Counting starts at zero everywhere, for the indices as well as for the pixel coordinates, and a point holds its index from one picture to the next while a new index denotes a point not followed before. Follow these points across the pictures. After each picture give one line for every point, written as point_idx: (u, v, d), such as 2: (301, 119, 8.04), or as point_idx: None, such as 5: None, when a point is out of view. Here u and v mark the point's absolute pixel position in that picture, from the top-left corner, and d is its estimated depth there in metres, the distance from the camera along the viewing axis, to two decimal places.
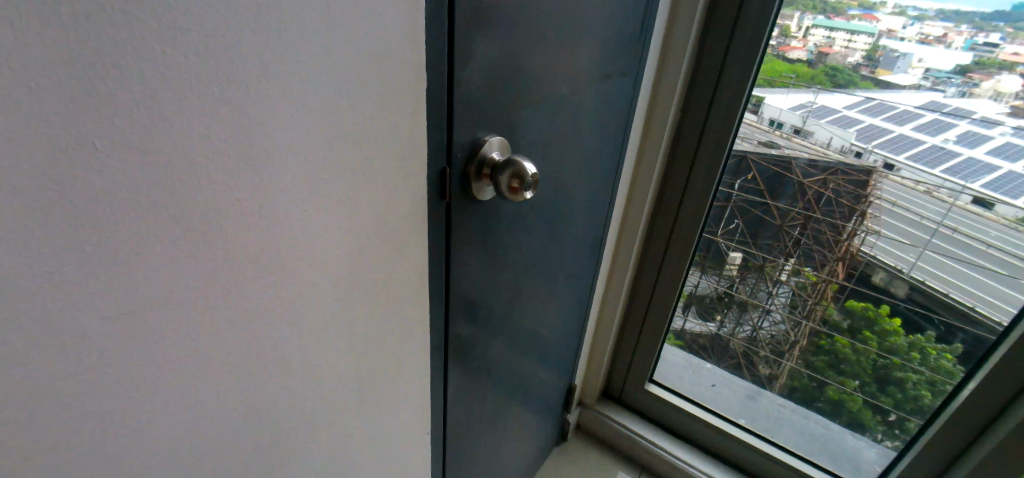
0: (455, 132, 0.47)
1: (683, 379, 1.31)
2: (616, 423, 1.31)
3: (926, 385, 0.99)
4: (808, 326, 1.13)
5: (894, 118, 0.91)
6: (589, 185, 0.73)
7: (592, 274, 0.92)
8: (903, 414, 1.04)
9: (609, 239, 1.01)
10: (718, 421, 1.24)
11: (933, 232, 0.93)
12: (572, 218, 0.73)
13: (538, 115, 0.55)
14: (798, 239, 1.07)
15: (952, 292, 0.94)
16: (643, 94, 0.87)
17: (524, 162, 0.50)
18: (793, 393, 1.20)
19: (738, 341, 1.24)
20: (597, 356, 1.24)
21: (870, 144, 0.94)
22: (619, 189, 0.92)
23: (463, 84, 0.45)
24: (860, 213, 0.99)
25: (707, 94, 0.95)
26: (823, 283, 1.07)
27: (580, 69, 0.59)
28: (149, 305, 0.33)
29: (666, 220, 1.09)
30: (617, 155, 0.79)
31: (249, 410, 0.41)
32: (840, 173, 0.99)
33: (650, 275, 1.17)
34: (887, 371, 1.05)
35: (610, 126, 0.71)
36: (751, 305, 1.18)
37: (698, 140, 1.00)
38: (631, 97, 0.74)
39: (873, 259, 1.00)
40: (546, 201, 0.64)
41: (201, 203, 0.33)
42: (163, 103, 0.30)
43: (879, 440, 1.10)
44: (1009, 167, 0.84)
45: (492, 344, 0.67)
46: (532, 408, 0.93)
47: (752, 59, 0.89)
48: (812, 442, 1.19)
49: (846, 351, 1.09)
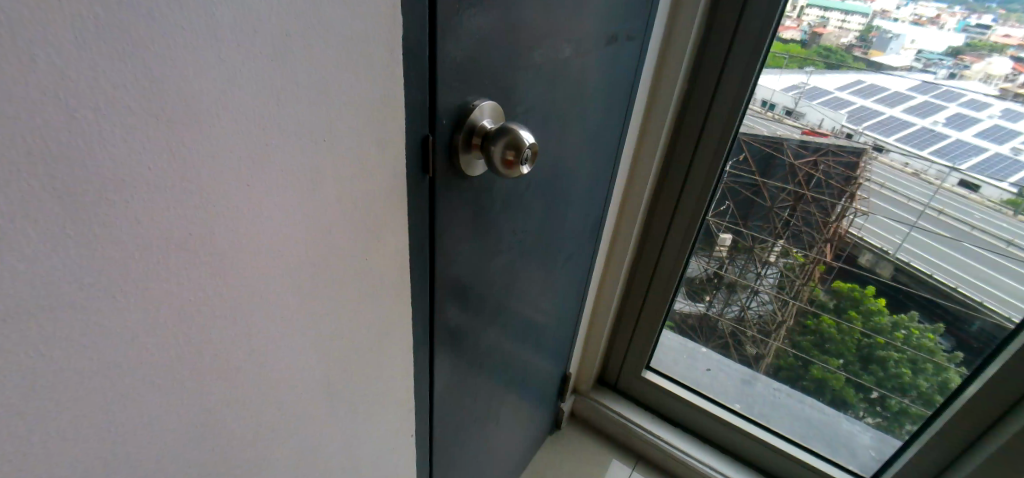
0: (438, 109, 0.41)
1: (677, 363, 1.29)
2: (613, 411, 1.29)
3: (907, 364, 1.00)
4: (795, 306, 1.09)
5: (885, 100, 0.86)
6: (591, 160, 0.68)
7: (591, 257, 0.87)
8: (885, 392, 1.05)
9: (608, 222, 0.96)
10: (713, 407, 1.23)
11: (919, 214, 0.90)
12: (573, 196, 0.69)
13: (536, 82, 0.50)
14: (787, 219, 1.03)
15: (936, 273, 0.91)
16: (649, 68, 0.80)
17: (523, 132, 0.45)
18: (779, 371, 1.18)
19: (726, 321, 1.20)
20: (595, 341, 1.19)
21: (860, 126, 0.90)
22: (620, 170, 0.87)
23: (451, 53, 0.39)
24: (850, 195, 0.95)
25: (715, 68, 0.89)
26: (811, 264, 1.03)
27: (583, 31, 0.53)
28: (81, 314, 0.26)
29: (667, 203, 1.05)
30: (620, 129, 0.73)
31: (218, 429, 0.35)
32: (830, 154, 0.94)
33: (650, 257, 1.12)
34: (870, 350, 1.03)
35: (615, 96, 0.66)
36: (740, 286, 1.14)
37: (704, 118, 0.94)
38: (636, 67, 0.68)
39: (861, 241, 0.97)
40: (545, 177, 0.59)
41: (148, 196, 0.27)
42: (96, 72, 0.24)
43: (862, 417, 1.11)
44: (996, 149, 0.81)
45: (485, 332, 0.63)
46: (527, 395, 0.90)
47: (766, 33, 0.83)
48: (807, 426, 1.18)
49: (832, 331, 1.06)
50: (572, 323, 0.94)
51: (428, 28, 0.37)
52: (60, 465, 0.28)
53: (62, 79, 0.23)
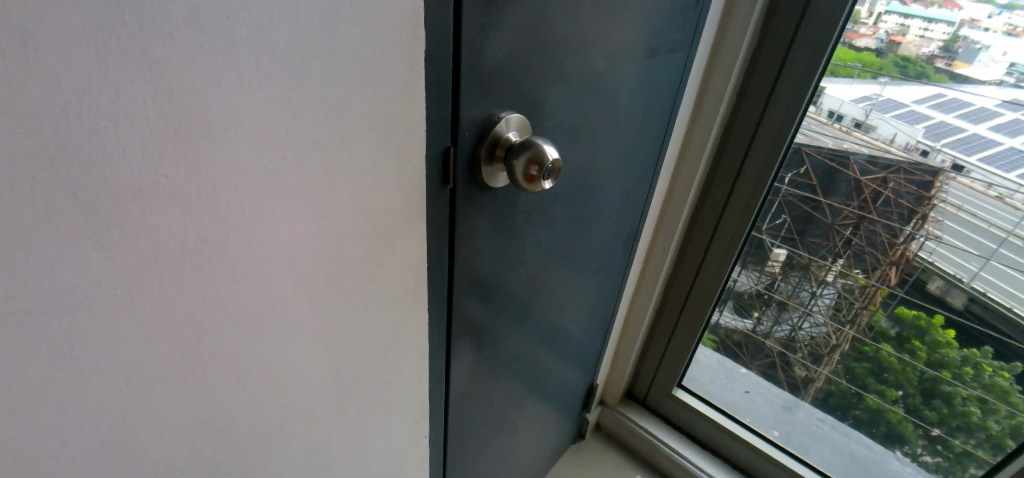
0: (461, 116, 0.40)
1: (714, 383, 1.25)
2: (640, 429, 1.26)
3: (976, 402, 0.92)
4: (851, 332, 1.03)
5: (969, 116, 0.80)
6: (625, 172, 0.67)
7: (623, 269, 0.86)
8: (946, 431, 0.98)
9: (646, 231, 0.94)
10: (747, 434, 1.18)
11: (1001, 242, 0.83)
12: (605, 207, 0.67)
13: (566, 94, 0.49)
14: (849, 238, 0.97)
15: (1016, 307, 0.84)
16: (695, 78, 0.78)
17: (546, 146, 0.44)
18: (828, 397, 1.12)
19: (774, 341, 1.15)
20: (626, 351, 1.17)
21: (938, 143, 0.83)
22: (659, 181, 0.84)
23: (471, 62, 0.39)
24: (921, 216, 0.89)
25: (769, 78, 0.85)
26: (873, 288, 0.97)
27: (619, 41, 0.52)
28: (92, 311, 0.28)
29: (711, 217, 1.01)
30: (660, 141, 0.71)
31: (223, 426, 0.37)
32: (903, 172, 0.88)
33: (689, 269, 1.09)
34: (934, 384, 0.96)
35: (654, 107, 0.64)
36: (793, 306, 1.08)
37: (754, 130, 0.90)
38: (679, 80, 0.67)
39: (931, 266, 0.90)
40: (573, 189, 0.59)
41: (160, 203, 0.28)
42: (109, 77, 0.25)
43: (918, 454, 1.04)
44: None
45: (507, 338, 0.63)
46: (549, 405, 0.89)
47: (824, 46, 0.79)
48: (851, 460, 1.12)
49: (891, 360, 1.00)
50: (600, 335, 0.93)
51: (451, 34, 0.37)
52: (65, 447, 0.29)
53: (79, 82, 0.24)
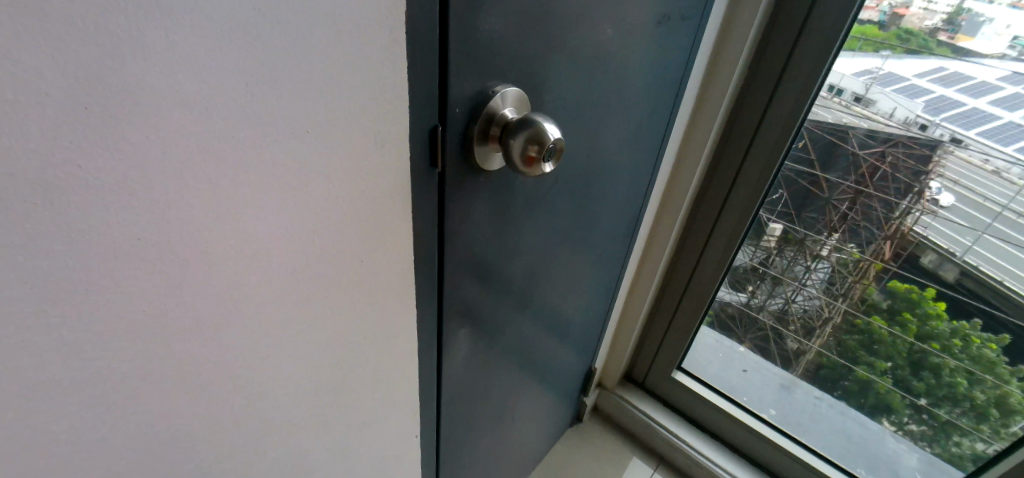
0: (448, 94, 0.36)
1: (712, 363, 1.24)
2: (638, 410, 1.25)
3: (962, 373, 0.93)
4: (844, 306, 1.02)
5: (970, 90, 0.77)
6: (631, 152, 0.64)
7: (625, 251, 0.83)
8: (933, 400, 0.99)
9: (647, 215, 0.90)
10: (749, 418, 1.17)
11: (995, 216, 0.81)
12: (609, 189, 0.64)
13: (570, 69, 0.45)
14: (846, 213, 0.94)
15: (1007, 280, 0.84)
16: (704, 54, 0.72)
17: (547, 126, 0.40)
18: (820, 369, 1.11)
19: (767, 314, 1.12)
20: (624, 334, 1.15)
21: (938, 117, 0.80)
22: (664, 161, 0.80)
23: (460, 31, 0.35)
24: (917, 191, 0.86)
25: (781, 53, 0.80)
26: (867, 262, 0.96)
27: (628, 12, 0.48)
28: (39, 313, 0.25)
29: (716, 200, 0.98)
30: (667, 119, 0.68)
31: (196, 428, 0.34)
32: (902, 146, 0.85)
33: (691, 253, 1.06)
34: (924, 356, 0.96)
35: (663, 83, 0.61)
36: (786, 280, 1.06)
37: (766, 109, 0.85)
38: (690, 51, 0.62)
39: (925, 241, 0.89)
40: (576, 171, 0.56)
41: (109, 193, 0.26)
42: (35, 49, 0.22)
43: (903, 422, 1.05)
44: None
45: (504, 324, 0.61)
46: (547, 389, 0.87)
47: (844, 20, 0.74)
48: (848, 443, 1.12)
49: (882, 333, 0.99)
50: (600, 318, 0.91)
51: (439, 1, 0.33)
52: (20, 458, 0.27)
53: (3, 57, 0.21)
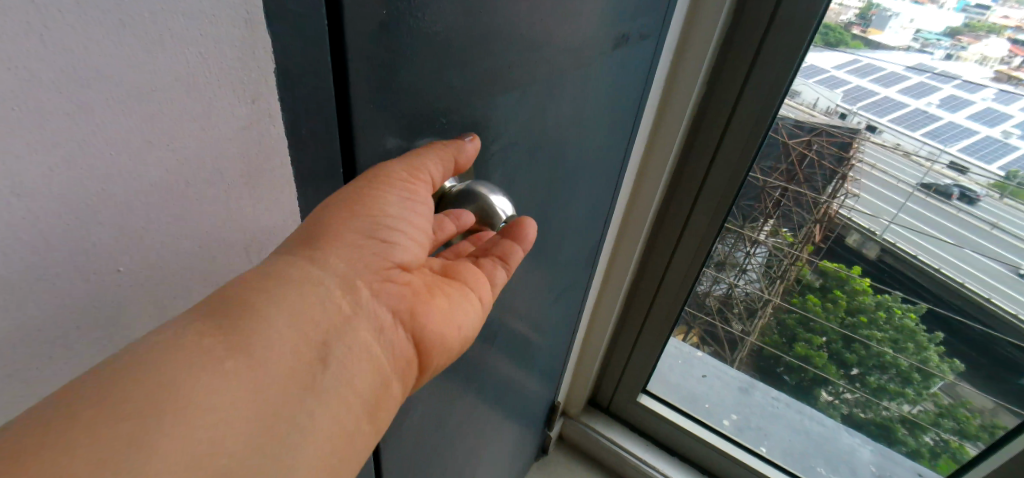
0: (358, 160, 0.30)
1: (674, 370, 1.24)
2: (603, 437, 1.22)
3: (887, 342, 1.00)
4: (782, 285, 1.04)
5: (881, 80, 0.79)
6: (593, 175, 0.60)
7: (589, 275, 0.79)
8: (865, 370, 1.05)
9: (607, 244, 0.87)
10: (709, 436, 1.16)
11: (908, 196, 0.86)
12: (571, 215, 0.60)
13: (522, 102, 0.41)
14: (779, 199, 0.94)
15: (920, 255, 0.89)
16: (659, 77, 0.68)
17: (499, 208, 0.37)
18: (762, 348, 1.14)
19: (712, 298, 1.07)
20: (588, 358, 1.11)
21: (855, 106, 0.83)
22: (623, 185, 0.76)
23: (369, 82, 0.28)
24: (842, 175, 0.90)
25: (738, 76, 0.75)
26: (799, 245, 0.99)
27: (585, 33, 0.44)
28: None
29: (676, 221, 0.93)
30: (628, 138, 0.65)
31: None
32: (825, 135, 0.86)
33: (652, 281, 1.02)
34: (855, 330, 1.02)
35: (624, 102, 0.57)
36: (729, 264, 1.02)
37: (724, 130, 0.80)
38: (648, 69, 0.59)
39: (849, 222, 0.92)
40: (537, 206, 0.51)
41: None
42: None
43: (840, 391, 1.11)
44: (987, 132, 0.77)
45: (466, 374, 0.56)
46: (516, 421, 0.83)
47: (801, 44, 0.70)
48: (807, 440, 1.20)
49: (816, 308, 1.03)
50: (566, 343, 0.87)
51: (326, 44, 0.25)
52: None
53: None
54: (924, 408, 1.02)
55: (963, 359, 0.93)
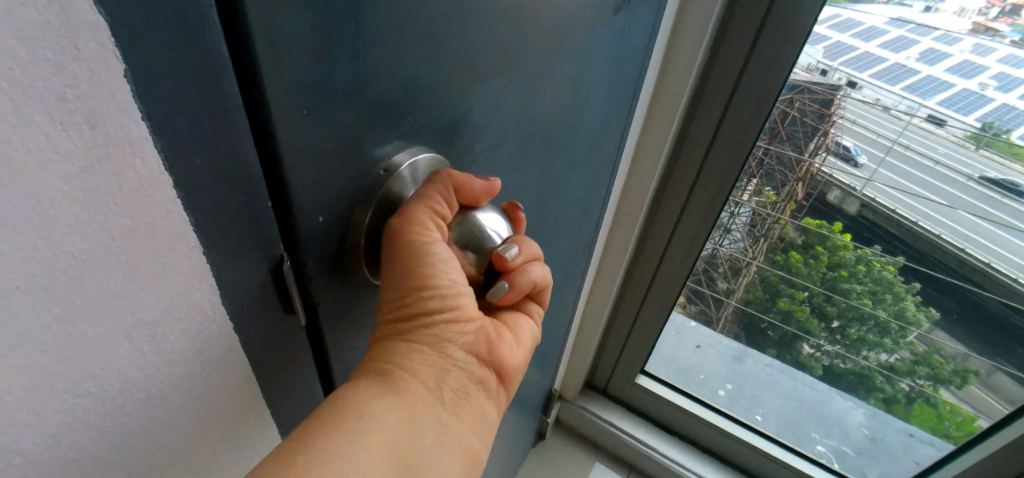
0: (292, 179, 0.24)
1: (669, 345, 1.22)
2: (601, 420, 1.22)
3: (868, 295, 0.97)
4: (766, 243, 1.01)
5: (862, 34, 0.77)
6: (591, 155, 0.57)
7: (585, 260, 0.76)
8: (846, 321, 1.02)
9: (602, 229, 0.81)
10: (706, 413, 1.17)
11: (887, 150, 0.84)
12: (568, 199, 0.57)
13: (512, 86, 0.37)
14: (762, 158, 0.86)
15: (900, 209, 0.87)
16: (660, 45, 0.63)
17: (489, 231, 0.35)
18: (748, 304, 1.11)
19: (700, 262, 1.02)
20: (583, 342, 1.09)
21: (835, 61, 0.79)
22: (621, 166, 0.72)
23: (312, 69, 0.23)
24: (823, 132, 0.86)
25: (745, 43, 0.71)
26: (783, 202, 0.94)
27: (583, 4, 0.40)
28: None
29: (675, 201, 0.89)
30: (626, 114, 0.61)
31: None
32: (807, 92, 0.80)
33: (650, 260, 0.99)
34: (836, 282, 0.98)
35: (622, 76, 0.53)
36: (715, 227, 0.94)
37: (727, 102, 0.76)
38: (651, 33, 0.55)
39: (831, 179, 0.89)
40: (534, 199, 0.48)
41: None
42: None
43: (818, 343, 1.08)
44: (964, 85, 0.77)
45: None
46: (514, 410, 0.82)
47: (812, 11, 0.66)
48: (801, 406, 1.21)
49: (799, 266, 1.00)
50: (562, 329, 0.85)
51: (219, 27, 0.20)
52: None
53: None
54: (901, 356, 1.01)
55: (936, 306, 0.92)
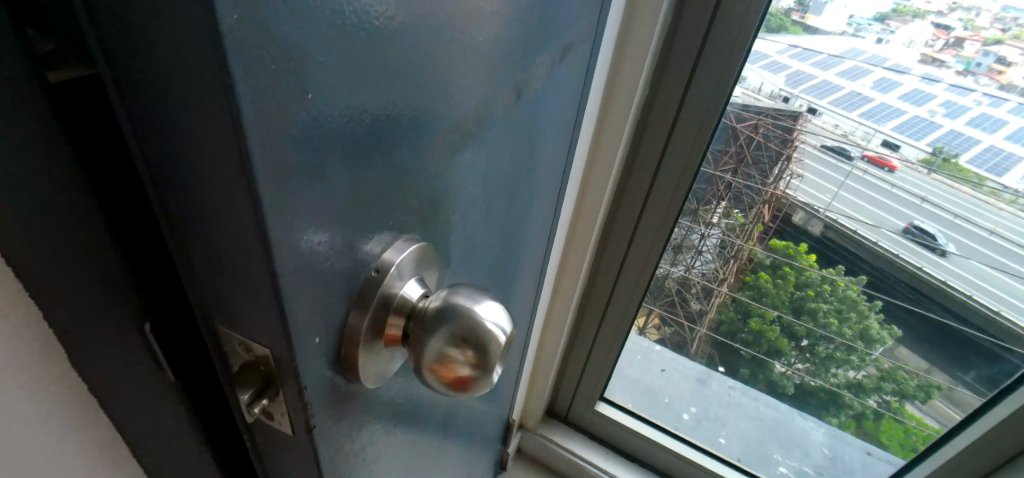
0: (276, 265, 0.25)
1: (633, 369, 1.24)
2: (563, 449, 1.22)
3: (833, 313, 1.01)
4: (736, 263, 1.04)
5: (819, 64, 0.82)
6: (539, 186, 0.59)
7: (536, 286, 0.78)
8: (815, 339, 1.05)
9: (553, 258, 0.84)
10: (666, 440, 1.18)
11: (846, 174, 0.88)
12: (519, 230, 0.59)
13: (476, 139, 0.40)
14: (729, 184, 0.93)
15: (860, 230, 0.92)
16: (600, 79, 0.66)
17: (490, 324, 0.35)
18: (720, 325, 1.13)
19: (671, 280, 1.05)
20: (542, 368, 1.10)
21: (796, 89, 0.84)
22: (569, 191, 0.74)
23: (304, 114, 0.23)
24: (786, 156, 0.90)
25: (681, 78, 0.75)
26: (750, 224, 0.98)
27: (533, 56, 0.44)
28: None
29: (625, 227, 0.92)
30: (569, 145, 0.64)
31: None
32: (769, 117, 0.87)
33: (605, 287, 1.01)
34: (802, 302, 1.02)
35: (564, 112, 0.57)
36: (685, 247, 1.01)
37: (670, 126, 0.79)
38: (588, 71, 0.59)
39: (797, 201, 0.93)
40: (484, 229, 0.50)
41: None
42: None
43: (792, 363, 1.10)
44: (915, 112, 0.80)
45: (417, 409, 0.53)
46: (470, 442, 0.81)
47: (744, 42, 0.70)
48: (764, 428, 1.23)
49: (768, 286, 1.03)
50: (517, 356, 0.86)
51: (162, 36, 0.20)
52: None
53: None
54: (867, 373, 1.04)
55: (900, 325, 0.96)
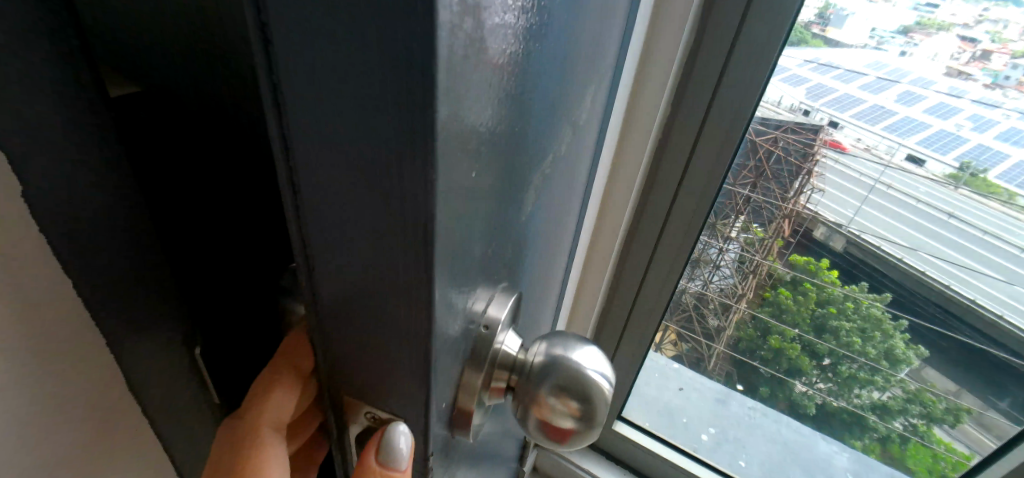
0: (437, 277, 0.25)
1: (651, 386, 1.23)
2: (579, 467, 1.21)
3: (857, 332, 0.98)
4: (755, 279, 1.02)
5: (840, 77, 0.81)
6: (570, 206, 0.60)
7: (558, 301, 0.78)
8: (838, 358, 1.02)
9: (574, 270, 0.84)
10: (681, 459, 1.17)
11: (869, 189, 0.87)
12: (554, 250, 0.60)
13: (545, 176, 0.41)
14: (746, 199, 0.92)
15: (884, 245, 0.90)
16: (623, 94, 0.67)
17: (591, 373, 0.41)
18: (738, 341, 1.11)
19: (689, 295, 1.04)
20: None
21: (817, 102, 0.83)
22: (593, 198, 0.76)
23: (468, 130, 0.23)
24: (807, 172, 0.89)
25: (707, 88, 0.76)
26: (770, 238, 0.97)
27: (585, 86, 0.45)
28: None
29: (649, 236, 0.93)
30: (593, 160, 0.65)
31: None
32: (789, 132, 0.86)
33: (626, 297, 1.02)
34: (825, 320, 0.99)
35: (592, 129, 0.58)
36: (703, 262, 0.99)
37: (696, 138, 0.81)
38: (614, 88, 0.60)
39: (817, 214, 0.92)
40: (540, 259, 0.51)
41: None
42: None
43: (814, 382, 1.08)
44: (941, 125, 0.78)
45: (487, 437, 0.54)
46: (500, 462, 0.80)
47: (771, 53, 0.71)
48: (785, 451, 1.20)
49: (788, 302, 1.01)
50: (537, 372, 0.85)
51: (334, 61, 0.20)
52: None
53: None
54: (893, 394, 1.01)
55: (926, 344, 0.93)
